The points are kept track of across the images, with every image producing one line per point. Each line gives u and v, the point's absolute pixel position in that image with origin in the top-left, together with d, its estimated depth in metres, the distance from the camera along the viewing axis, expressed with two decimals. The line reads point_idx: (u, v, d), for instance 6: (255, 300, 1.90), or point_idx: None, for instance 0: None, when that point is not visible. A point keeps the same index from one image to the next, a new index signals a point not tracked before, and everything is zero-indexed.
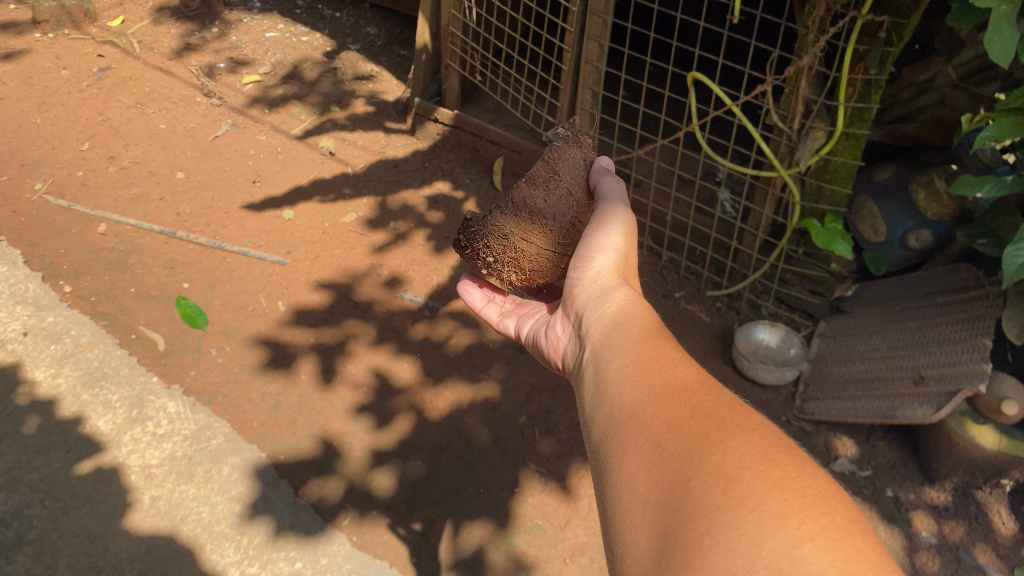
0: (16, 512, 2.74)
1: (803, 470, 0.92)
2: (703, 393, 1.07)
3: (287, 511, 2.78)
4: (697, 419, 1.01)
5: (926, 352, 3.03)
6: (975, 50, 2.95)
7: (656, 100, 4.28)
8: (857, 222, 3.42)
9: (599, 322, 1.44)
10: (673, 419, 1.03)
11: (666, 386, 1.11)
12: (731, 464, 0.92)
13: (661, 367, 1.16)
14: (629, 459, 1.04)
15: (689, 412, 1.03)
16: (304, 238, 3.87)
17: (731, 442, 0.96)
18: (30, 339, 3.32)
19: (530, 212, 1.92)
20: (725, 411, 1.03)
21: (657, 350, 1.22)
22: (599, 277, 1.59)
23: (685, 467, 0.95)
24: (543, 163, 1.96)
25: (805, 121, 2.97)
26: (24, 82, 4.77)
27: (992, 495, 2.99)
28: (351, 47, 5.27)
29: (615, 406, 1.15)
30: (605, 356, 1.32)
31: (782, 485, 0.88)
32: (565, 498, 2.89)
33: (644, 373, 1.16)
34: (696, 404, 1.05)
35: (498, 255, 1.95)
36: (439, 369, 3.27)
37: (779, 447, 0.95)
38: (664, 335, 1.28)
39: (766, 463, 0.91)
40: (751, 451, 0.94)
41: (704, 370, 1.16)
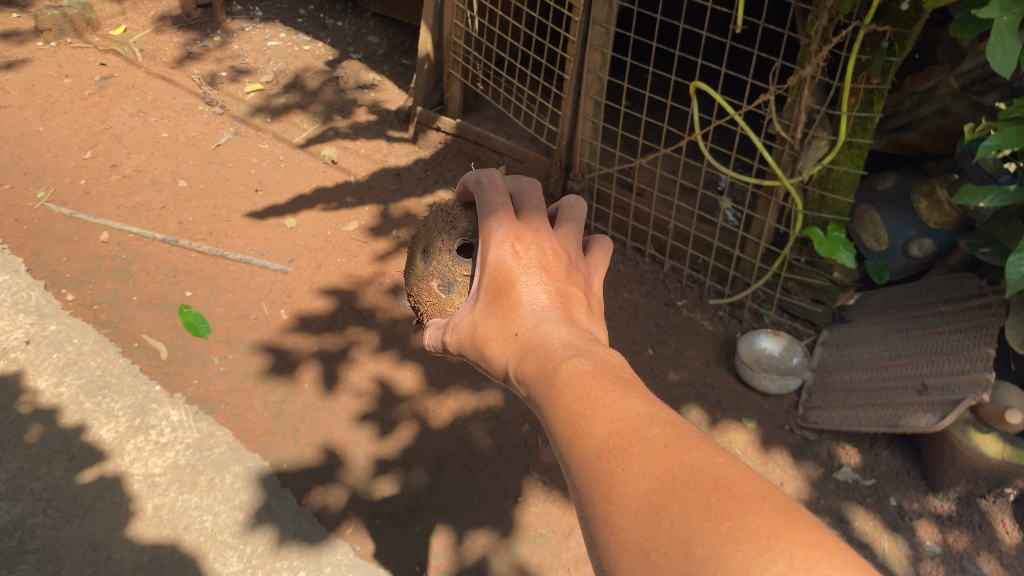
0: (18, 521, 2.74)
1: (752, 504, 0.74)
2: (625, 446, 0.88)
3: (290, 520, 2.78)
4: (632, 485, 0.83)
5: (929, 361, 3.03)
6: (976, 60, 3.02)
7: (658, 109, 4.30)
8: (859, 230, 3.42)
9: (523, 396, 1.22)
10: (607, 495, 0.85)
11: (586, 457, 0.91)
12: (682, 531, 0.76)
13: (572, 436, 0.95)
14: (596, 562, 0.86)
15: (621, 476, 0.85)
16: (307, 246, 3.88)
17: (675, 504, 0.78)
18: (33, 347, 3.31)
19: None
20: (657, 457, 0.84)
21: (558, 421, 0.99)
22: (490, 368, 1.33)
23: (637, 546, 0.79)
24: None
25: (807, 130, 2.98)
26: (27, 91, 4.78)
27: (996, 504, 2.98)
28: (352, 55, 5.29)
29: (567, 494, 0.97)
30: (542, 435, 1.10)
31: (734, 537, 0.71)
32: (568, 507, 2.88)
33: (565, 453, 0.96)
34: (623, 466, 0.86)
35: None
36: (442, 377, 3.28)
37: (719, 485, 0.78)
38: (563, 378, 1.05)
39: (713, 516, 0.75)
40: (694, 502, 0.77)
41: (616, 404, 0.95)
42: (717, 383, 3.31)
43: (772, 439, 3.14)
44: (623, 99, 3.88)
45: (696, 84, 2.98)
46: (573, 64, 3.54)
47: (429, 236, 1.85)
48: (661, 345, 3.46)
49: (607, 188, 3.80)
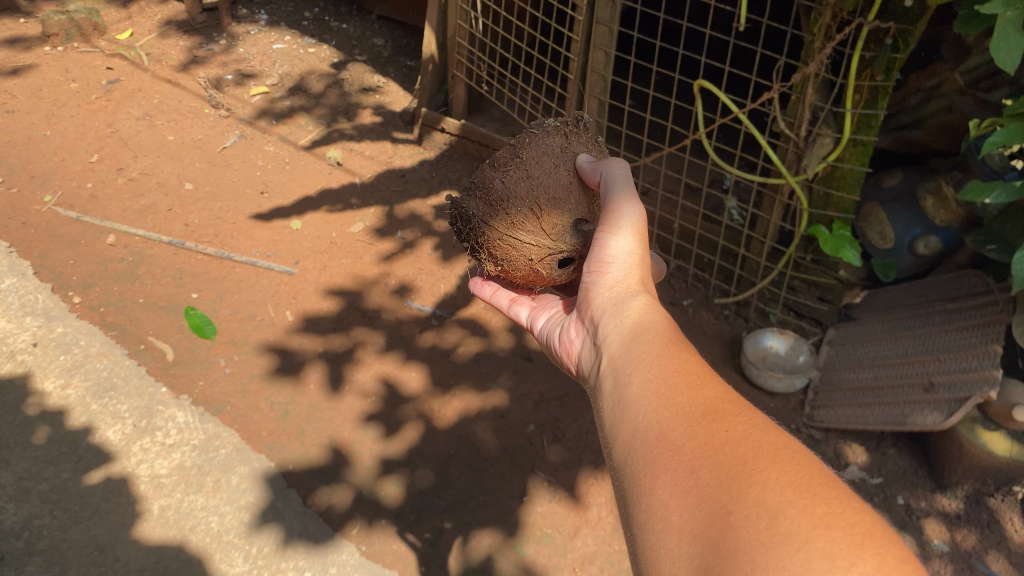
0: (26, 522, 2.75)
1: (849, 503, 0.87)
2: (735, 414, 1.04)
3: (296, 521, 2.78)
4: (733, 444, 0.98)
5: (937, 359, 3.01)
6: (982, 57, 2.97)
7: (663, 108, 4.30)
8: (865, 228, 3.41)
9: (618, 331, 1.41)
10: (705, 444, 1.00)
11: (693, 407, 1.07)
12: (771, 498, 0.88)
13: (693, 382, 1.13)
14: (661, 485, 1.00)
15: (724, 436, 1.00)
16: (312, 248, 3.88)
17: (771, 472, 0.92)
18: (40, 350, 3.33)
19: (489, 196, 1.92)
20: (761, 435, 1.00)
21: (681, 365, 1.18)
22: (618, 283, 1.53)
23: (721, 500, 0.92)
24: (511, 149, 1.97)
25: (811, 128, 2.97)
26: (34, 95, 4.81)
27: (1005, 502, 2.93)
28: (357, 58, 5.31)
29: (637, 424, 1.12)
30: (625, 369, 1.27)
31: (830, 520, 0.84)
32: (574, 507, 2.87)
33: (669, 390, 1.13)
34: (728, 427, 1.01)
35: (471, 239, 1.98)
36: (447, 378, 3.27)
37: (820, 475, 0.92)
38: (687, 347, 1.25)
39: (809, 495, 0.88)
40: (791, 480, 0.90)
41: (730, 388, 1.13)
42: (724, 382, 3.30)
43: None
44: (626, 99, 3.88)
45: (699, 83, 2.98)
46: (576, 63, 3.54)
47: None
48: None
49: None
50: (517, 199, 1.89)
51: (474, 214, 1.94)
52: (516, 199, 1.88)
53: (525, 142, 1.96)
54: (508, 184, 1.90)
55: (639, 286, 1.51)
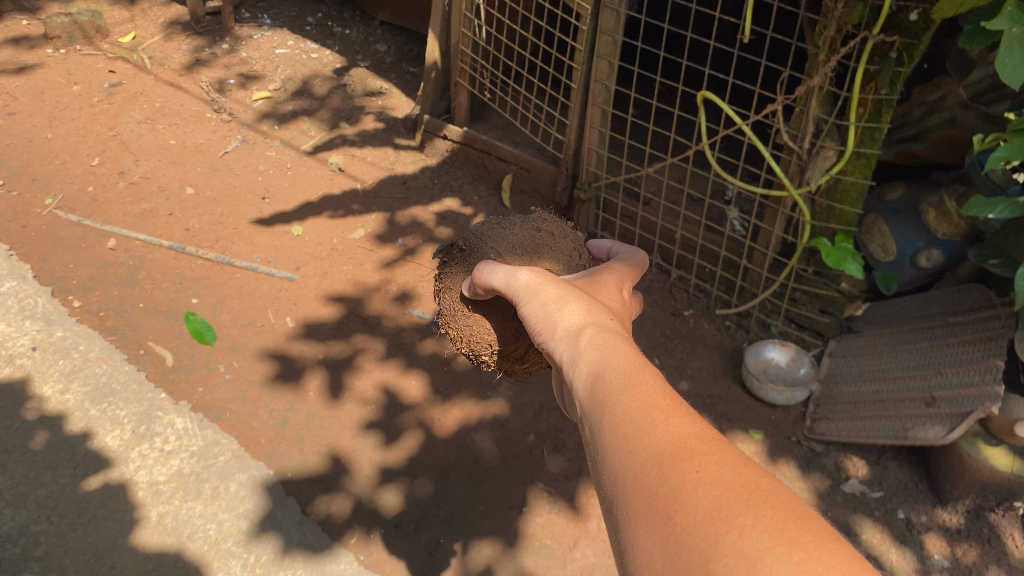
0: (23, 528, 2.73)
1: (826, 545, 0.85)
2: (706, 453, 1.00)
3: (294, 529, 2.77)
4: (705, 488, 0.94)
5: (938, 373, 3.01)
6: (985, 71, 3.00)
7: (666, 118, 4.30)
8: (868, 241, 3.41)
9: (572, 374, 1.32)
10: (677, 488, 0.96)
11: (662, 447, 1.03)
12: (750, 546, 0.85)
13: (653, 422, 1.08)
14: (642, 537, 0.97)
15: (696, 478, 0.96)
16: (313, 255, 3.87)
17: (746, 518, 0.89)
18: (39, 354, 3.32)
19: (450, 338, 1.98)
20: (734, 475, 0.96)
21: (644, 400, 1.13)
22: (555, 319, 1.44)
23: (700, 549, 0.88)
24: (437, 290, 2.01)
25: (815, 141, 2.96)
26: (36, 97, 4.80)
27: (1005, 517, 2.94)
28: (360, 63, 5.31)
29: (612, 469, 1.07)
30: (589, 412, 1.21)
31: (806, 568, 0.82)
32: (573, 518, 2.87)
33: (634, 430, 1.08)
34: (698, 468, 0.98)
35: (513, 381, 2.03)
36: (447, 386, 3.26)
37: (796, 516, 0.89)
38: (649, 375, 1.19)
39: (786, 541, 0.85)
40: (767, 526, 0.87)
41: (700, 418, 1.09)
42: (724, 394, 3.30)
43: (779, 451, 3.13)
44: (630, 108, 3.87)
45: (703, 94, 2.96)
46: (580, 73, 3.54)
47: (503, 238, 1.90)
48: (669, 356, 3.45)
49: (613, 198, 3.80)
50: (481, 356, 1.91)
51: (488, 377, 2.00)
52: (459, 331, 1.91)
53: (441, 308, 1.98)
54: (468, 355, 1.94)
55: (584, 311, 1.43)
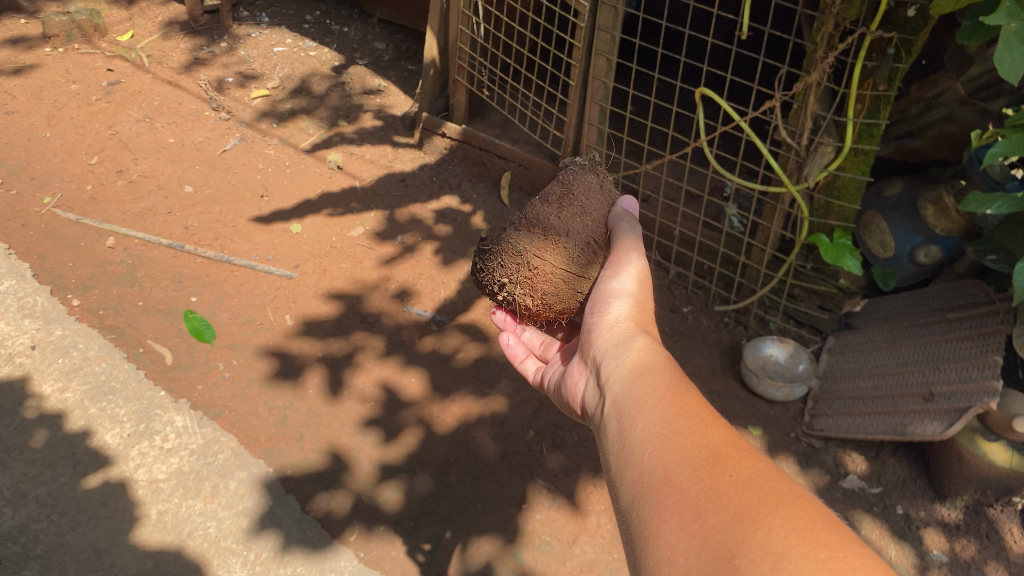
0: (22, 526, 2.73)
1: (850, 547, 0.91)
2: (739, 460, 1.08)
3: (294, 526, 2.77)
4: (737, 490, 1.02)
5: (936, 368, 3.01)
6: (983, 67, 3.01)
7: (665, 114, 4.31)
8: (866, 238, 3.43)
9: (618, 372, 1.46)
10: (710, 488, 1.04)
11: (699, 450, 1.11)
12: (777, 543, 0.92)
13: (693, 427, 1.17)
14: (667, 531, 1.04)
15: (728, 481, 1.04)
16: (312, 253, 3.87)
17: (775, 517, 0.96)
18: (38, 353, 3.32)
19: (545, 229, 2.01)
20: (765, 480, 1.04)
21: (682, 407, 1.23)
22: (617, 325, 1.61)
23: (728, 544, 0.95)
24: (558, 187, 2.09)
25: (813, 137, 2.96)
26: (34, 96, 4.80)
27: (1004, 512, 2.94)
28: (358, 61, 5.31)
29: (644, 468, 1.16)
30: (629, 410, 1.32)
31: (831, 565, 0.88)
32: (573, 514, 2.87)
33: (673, 433, 1.17)
34: (732, 472, 1.06)
35: (512, 274, 2.02)
36: (446, 383, 3.27)
37: (823, 520, 0.96)
38: (689, 390, 1.30)
39: (813, 540, 0.92)
40: (795, 525, 0.94)
41: (734, 432, 1.17)
42: (723, 390, 3.31)
43: (778, 447, 3.13)
44: (628, 105, 3.87)
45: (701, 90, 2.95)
46: (579, 70, 3.55)
47: None
48: (667, 352, 3.45)
49: None
50: (574, 235, 2.01)
51: (523, 243, 2.00)
52: (572, 236, 2.01)
53: (571, 175, 2.12)
54: (563, 218, 2.02)
55: (636, 327, 1.59)
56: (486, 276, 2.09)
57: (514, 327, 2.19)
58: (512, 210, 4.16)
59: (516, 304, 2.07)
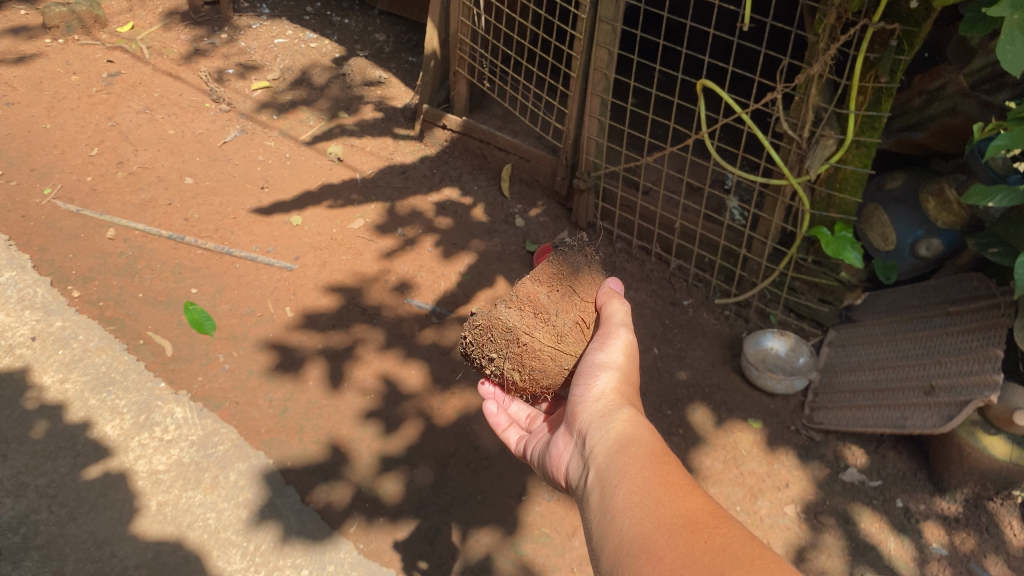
0: (23, 516, 2.74)
1: None
2: (714, 527, 1.17)
3: (294, 518, 2.77)
4: (712, 555, 1.10)
5: (937, 362, 2.99)
6: (986, 59, 2.99)
7: (666, 107, 4.30)
8: (867, 231, 3.42)
9: (602, 442, 1.55)
10: (686, 554, 1.12)
11: (676, 520, 1.20)
12: None
13: (672, 496, 1.26)
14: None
15: (703, 548, 1.12)
16: (312, 245, 3.86)
17: None
18: (38, 344, 3.32)
19: (535, 307, 2.01)
20: (739, 545, 1.12)
21: (662, 477, 1.32)
22: (603, 397, 1.70)
23: None
24: (547, 265, 2.10)
25: (815, 129, 2.96)
26: (34, 87, 4.79)
27: (1004, 506, 2.93)
28: (359, 53, 5.29)
29: (625, 536, 1.24)
30: (611, 479, 1.42)
31: None
32: (572, 506, 2.87)
33: (652, 501, 1.26)
34: (705, 539, 1.14)
35: (502, 351, 1.99)
36: (447, 375, 3.27)
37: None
38: (669, 459, 1.39)
39: None
40: None
41: (710, 499, 1.26)
42: (723, 383, 3.31)
43: (778, 440, 3.13)
44: (629, 97, 3.86)
45: (702, 83, 2.94)
46: (579, 62, 3.53)
47: None
48: (667, 344, 3.46)
49: (613, 187, 3.83)
50: (563, 313, 2.01)
51: (513, 320, 1.99)
52: (560, 314, 2.00)
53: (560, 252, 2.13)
54: (553, 298, 2.02)
55: (621, 399, 1.68)
56: (476, 354, 2.06)
57: (503, 401, 2.21)
58: (513, 202, 4.15)
59: (506, 381, 2.04)
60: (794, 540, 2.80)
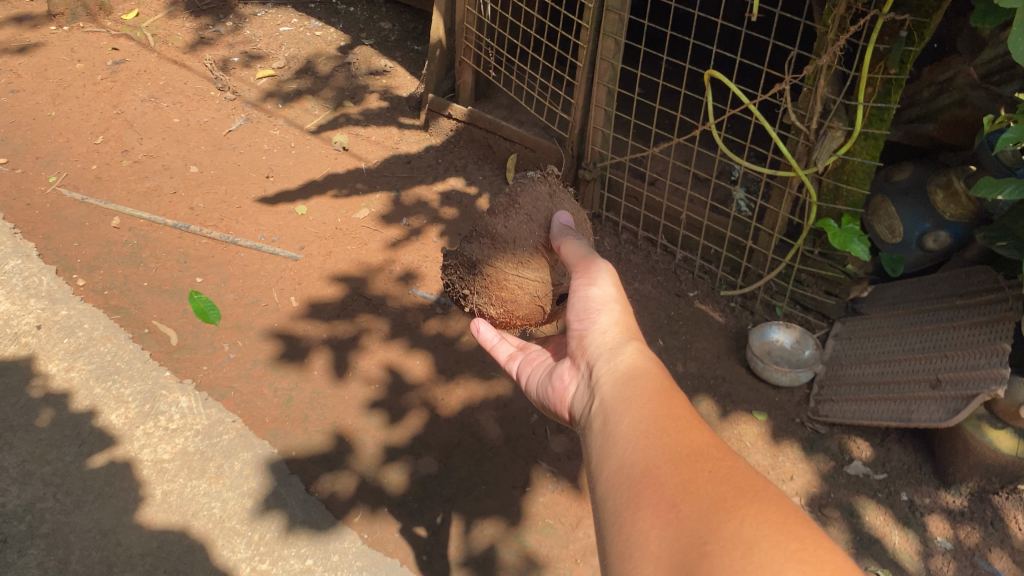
0: (28, 505, 2.75)
1: (818, 539, 0.97)
2: (719, 459, 1.14)
3: (298, 507, 2.78)
4: (715, 484, 1.08)
5: (943, 355, 2.97)
6: (997, 49, 3.03)
7: (673, 97, 4.27)
8: (874, 223, 3.39)
9: (608, 377, 1.51)
10: (689, 483, 1.09)
11: (681, 452, 1.16)
12: (750, 531, 0.98)
13: (679, 430, 1.22)
14: (646, 516, 1.09)
15: (706, 478, 1.10)
16: (317, 234, 3.86)
17: (748, 509, 1.02)
18: (43, 332, 3.33)
19: (491, 237, 2.14)
20: (742, 478, 1.09)
21: (667, 411, 1.28)
22: (606, 332, 1.64)
23: (700, 531, 1.01)
24: (506, 197, 2.21)
25: (823, 121, 2.94)
26: (39, 75, 4.79)
27: (1009, 500, 2.93)
28: (364, 41, 5.27)
29: (626, 462, 1.22)
30: (614, 410, 1.38)
31: (799, 555, 0.93)
32: (577, 497, 2.87)
33: (657, 433, 1.23)
34: (710, 471, 1.11)
35: (473, 285, 2.19)
36: (451, 366, 3.26)
37: (793, 515, 1.01)
38: (674, 392, 1.35)
39: (785, 532, 0.97)
40: (768, 519, 1.00)
41: (715, 434, 1.22)
42: (728, 375, 3.31)
43: (783, 432, 3.13)
44: (636, 88, 3.83)
45: (709, 74, 2.91)
46: (586, 52, 3.52)
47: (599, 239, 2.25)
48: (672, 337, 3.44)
49: (619, 178, 3.83)
50: (521, 235, 2.13)
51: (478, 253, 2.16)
52: (516, 242, 2.12)
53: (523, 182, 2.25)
54: (508, 223, 2.14)
55: (626, 334, 1.62)
56: (449, 281, 2.30)
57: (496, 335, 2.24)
58: None
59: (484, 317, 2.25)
60: None
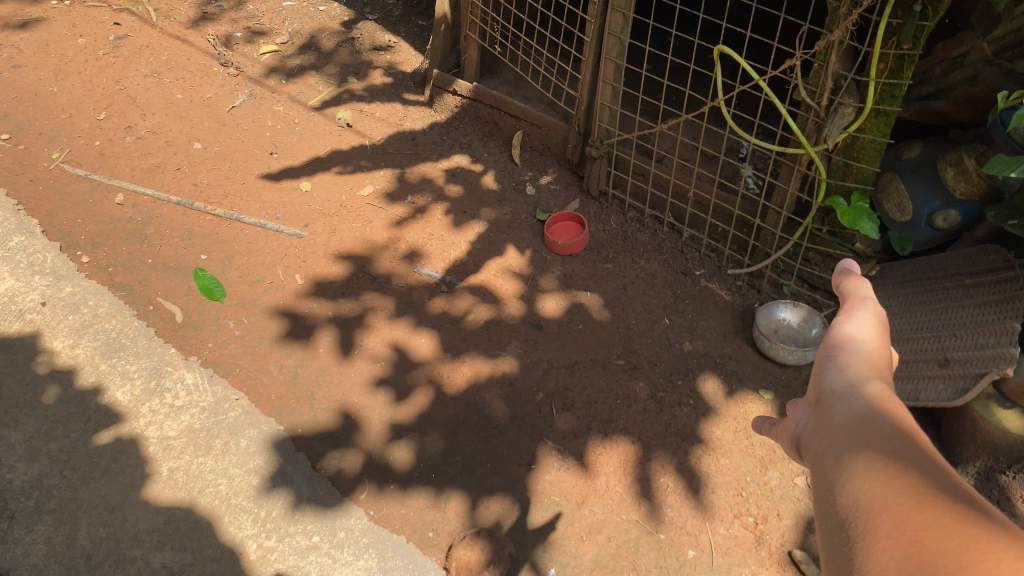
0: (35, 481, 2.75)
1: None
2: (966, 508, 0.85)
3: (305, 484, 2.78)
4: (956, 533, 0.81)
5: (953, 335, 2.95)
6: (1012, 25, 2.94)
7: (680, 73, 4.23)
8: (883, 201, 3.34)
9: (845, 416, 1.14)
10: (929, 529, 0.83)
11: (919, 494, 0.89)
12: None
13: (924, 470, 0.94)
14: (879, 550, 0.85)
15: (950, 522, 0.83)
16: (321, 211, 3.84)
17: (1005, 553, 0.75)
18: (48, 309, 3.32)
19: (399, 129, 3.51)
20: (997, 526, 0.81)
21: (906, 445, 1.00)
22: (850, 369, 1.24)
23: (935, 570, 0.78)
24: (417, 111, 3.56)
25: (834, 97, 2.91)
26: (41, 50, 4.75)
27: (1016, 479, 2.86)
28: (368, 16, 5.22)
29: (859, 499, 0.94)
30: (834, 444, 1.09)
31: None
32: (583, 475, 2.85)
33: (899, 468, 0.95)
34: (956, 519, 0.83)
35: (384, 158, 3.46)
36: (457, 344, 3.26)
37: None
38: (921, 434, 1.04)
39: None
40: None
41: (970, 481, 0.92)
42: (735, 354, 3.30)
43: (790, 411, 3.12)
44: (644, 64, 3.80)
45: (719, 49, 2.88)
46: (594, 26, 3.47)
47: None
48: (678, 315, 3.46)
49: (626, 155, 3.81)
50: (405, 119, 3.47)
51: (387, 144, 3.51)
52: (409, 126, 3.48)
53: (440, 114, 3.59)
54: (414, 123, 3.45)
55: (876, 375, 1.22)
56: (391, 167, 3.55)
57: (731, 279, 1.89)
58: (523, 170, 4.12)
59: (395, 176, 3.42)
60: (804, 512, 2.80)
